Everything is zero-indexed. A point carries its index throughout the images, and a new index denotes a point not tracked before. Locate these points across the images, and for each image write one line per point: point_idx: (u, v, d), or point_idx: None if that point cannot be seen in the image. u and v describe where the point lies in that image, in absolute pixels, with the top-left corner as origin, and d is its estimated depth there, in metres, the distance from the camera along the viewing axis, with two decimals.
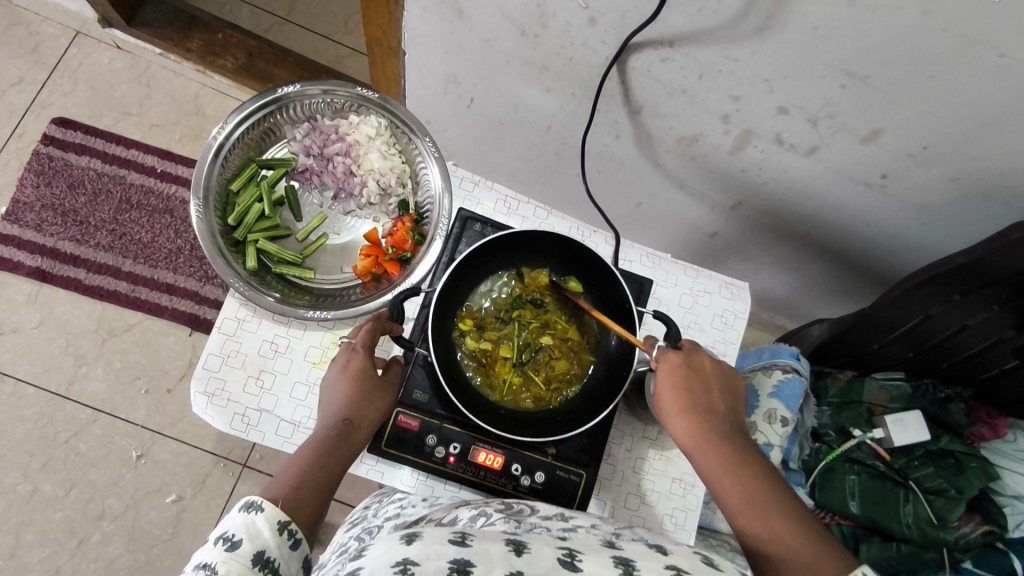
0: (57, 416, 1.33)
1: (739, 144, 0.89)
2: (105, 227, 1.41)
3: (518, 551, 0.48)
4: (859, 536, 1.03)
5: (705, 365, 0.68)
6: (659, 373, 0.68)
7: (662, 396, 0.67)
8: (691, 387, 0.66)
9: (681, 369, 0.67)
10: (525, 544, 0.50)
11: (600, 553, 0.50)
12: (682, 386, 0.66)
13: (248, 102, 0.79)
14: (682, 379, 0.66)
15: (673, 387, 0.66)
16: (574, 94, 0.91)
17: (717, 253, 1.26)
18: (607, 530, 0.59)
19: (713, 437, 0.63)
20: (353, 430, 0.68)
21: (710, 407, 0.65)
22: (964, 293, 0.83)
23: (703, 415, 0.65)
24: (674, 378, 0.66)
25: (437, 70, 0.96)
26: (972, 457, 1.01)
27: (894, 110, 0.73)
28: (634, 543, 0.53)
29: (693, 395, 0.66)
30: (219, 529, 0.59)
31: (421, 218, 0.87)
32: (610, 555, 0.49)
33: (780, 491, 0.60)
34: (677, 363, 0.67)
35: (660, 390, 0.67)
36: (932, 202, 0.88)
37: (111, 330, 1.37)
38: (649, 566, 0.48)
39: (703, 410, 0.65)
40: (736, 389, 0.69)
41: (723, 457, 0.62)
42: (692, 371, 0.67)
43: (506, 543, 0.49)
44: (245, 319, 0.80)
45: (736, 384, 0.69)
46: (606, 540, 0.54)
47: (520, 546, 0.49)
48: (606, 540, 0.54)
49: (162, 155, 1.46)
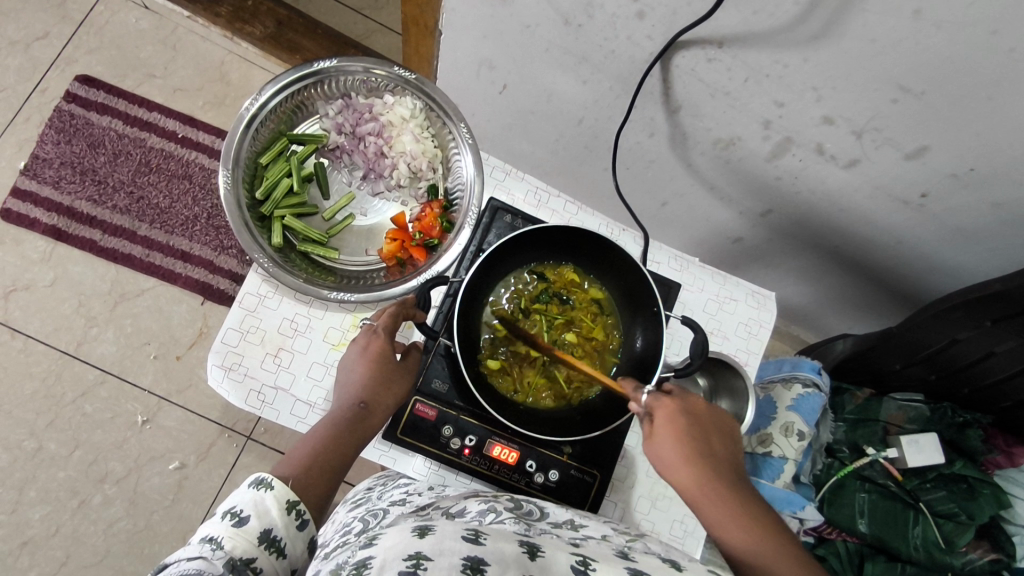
0: (65, 375, 1.33)
1: (777, 152, 0.87)
2: (123, 189, 1.40)
3: (531, 555, 0.46)
4: (865, 554, 1.03)
5: (699, 410, 0.65)
6: (655, 418, 0.64)
7: (658, 441, 0.63)
8: (692, 435, 0.62)
9: (677, 414, 0.63)
10: (540, 548, 0.48)
11: (614, 563, 0.49)
12: (681, 431, 0.62)
13: (284, 74, 0.77)
14: (681, 426, 0.63)
15: (671, 433, 0.62)
16: (612, 88, 0.88)
17: (739, 259, 1.24)
18: (620, 540, 0.57)
19: (718, 485, 0.60)
20: (369, 414, 0.67)
21: (711, 454, 0.62)
22: (996, 321, 0.82)
23: (707, 462, 0.61)
24: (671, 422, 0.63)
25: (472, 55, 0.94)
26: (985, 484, 1.00)
27: (945, 128, 0.71)
28: (647, 556, 0.52)
29: (693, 440, 0.62)
30: (227, 503, 0.58)
31: (449, 205, 0.85)
32: (625, 567, 0.48)
33: (789, 539, 0.57)
34: (676, 411, 0.64)
35: (655, 433, 0.64)
36: (972, 224, 0.86)
37: (124, 294, 1.37)
38: None
39: (702, 455, 0.61)
40: (731, 434, 0.66)
41: (728, 509, 0.59)
42: (689, 416, 0.64)
43: (519, 544, 0.48)
44: (266, 296, 0.79)
45: (729, 427, 0.66)
46: (620, 551, 0.53)
47: (534, 550, 0.48)
48: (621, 551, 0.52)
49: (184, 121, 1.44)
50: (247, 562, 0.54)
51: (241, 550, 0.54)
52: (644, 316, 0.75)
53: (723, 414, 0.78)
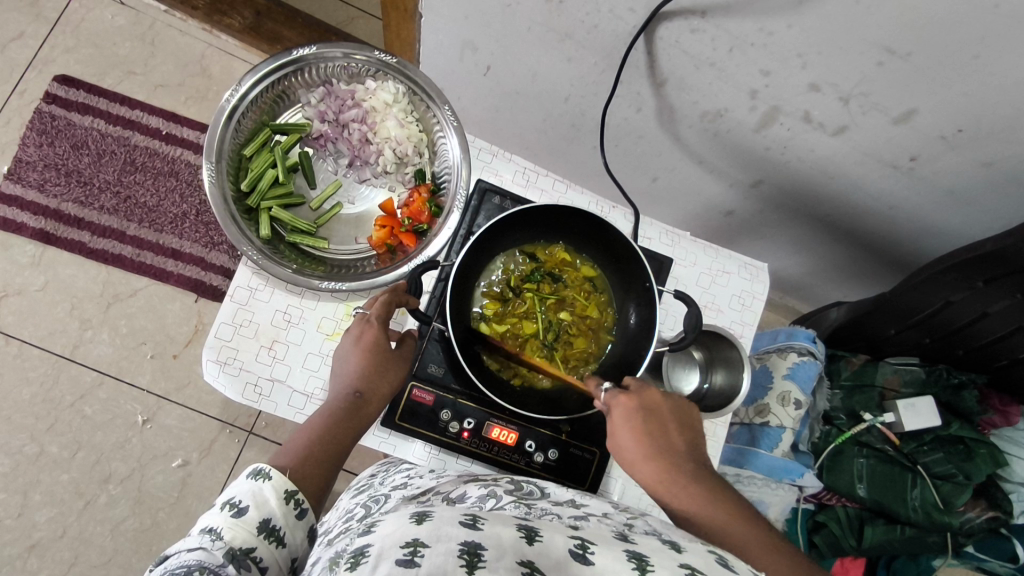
0: (63, 378, 1.33)
1: (765, 122, 0.87)
2: (109, 189, 1.38)
3: (529, 540, 0.47)
4: (865, 518, 1.05)
5: (657, 402, 0.65)
6: (614, 416, 0.64)
7: (620, 440, 0.64)
8: (650, 430, 0.63)
9: (634, 412, 0.64)
10: (537, 531, 0.49)
11: (613, 546, 0.49)
12: (640, 428, 0.63)
13: (263, 63, 0.76)
14: (639, 422, 0.63)
15: (630, 430, 0.63)
16: (596, 65, 0.88)
17: (731, 232, 1.24)
18: (618, 522, 0.58)
19: (678, 473, 0.61)
20: (364, 403, 0.68)
21: (670, 445, 0.63)
22: (989, 281, 0.82)
23: (665, 453, 0.62)
24: (630, 421, 0.63)
25: (454, 36, 0.93)
26: (982, 444, 1.01)
27: (932, 89, 0.71)
28: (648, 537, 0.52)
29: (653, 433, 0.63)
30: (224, 494, 0.58)
31: (437, 189, 0.84)
32: (625, 549, 0.48)
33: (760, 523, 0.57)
34: (633, 407, 0.64)
35: (616, 431, 0.64)
36: (963, 186, 0.85)
37: (117, 295, 1.36)
38: (662, 563, 0.47)
39: (664, 450, 0.62)
40: (691, 421, 0.66)
41: (689, 494, 0.59)
42: (645, 410, 0.64)
43: (517, 529, 0.48)
44: (258, 289, 0.78)
45: (690, 413, 0.67)
46: (619, 533, 0.53)
47: (531, 534, 0.48)
48: (619, 533, 0.53)
49: (168, 117, 1.42)
50: (247, 551, 0.54)
51: (241, 540, 0.54)
52: (637, 292, 0.75)
53: (719, 385, 0.79)
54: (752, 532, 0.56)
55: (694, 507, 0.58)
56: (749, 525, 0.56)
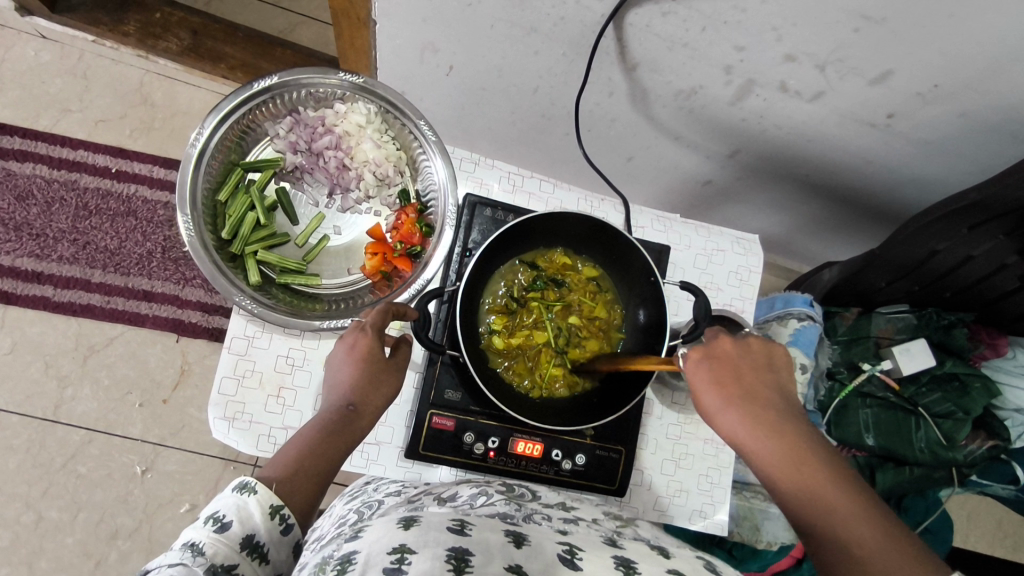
0: (50, 441, 1.27)
1: (741, 94, 0.86)
2: (65, 238, 1.31)
3: (518, 544, 0.51)
4: (874, 465, 1.09)
5: (729, 351, 0.63)
6: (691, 374, 0.62)
7: (701, 395, 0.62)
8: (727, 379, 0.61)
9: (711, 366, 0.62)
10: (525, 536, 0.54)
11: (601, 552, 0.54)
12: (719, 381, 0.61)
13: (224, 102, 0.72)
14: (714, 372, 0.61)
15: (709, 383, 0.61)
16: (565, 55, 0.85)
17: (710, 200, 1.24)
18: (609, 527, 0.64)
19: (765, 418, 0.58)
20: (357, 416, 0.64)
21: (755, 390, 0.60)
22: (973, 227, 0.84)
23: (748, 400, 0.60)
24: (707, 375, 0.61)
25: (412, 40, 0.88)
26: (976, 377, 1.05)
27: (907, 51, 0.71)
28: (636, 543, 0.58)
29: (730, 382, 0.61)
30: (209, 507, 0.56)
31: (425, 208, 0.82)
32: (612, 556, 0.53)
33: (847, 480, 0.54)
34: (705, 361, 0.62)
35: (697, 388, 0.62)
36: (939, 137, 0.87)
37: (92, 346, 1.30)
38: (649, 568, 0.52)
39: (746, 399, 0.60)
40: (774, 362, 0.63)
41: (774, 438, 0.57)
42: (720, 363, 0.62)
43: (506, 535, 0.53)
44: (255, 336, 0.75)
45: (773, 356, 0.64)
46: (609, 539, 0.59)
47: (519, 539, 0.53)
48: (609, 538, 0.59)
49: (114, 153, 1.34)
50: (228, 568, 0.53)
51: (222, 556, 0.53)
52: (641, 287, 0.74)
53: None
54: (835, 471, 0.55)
55: (770, 452, 0.57)
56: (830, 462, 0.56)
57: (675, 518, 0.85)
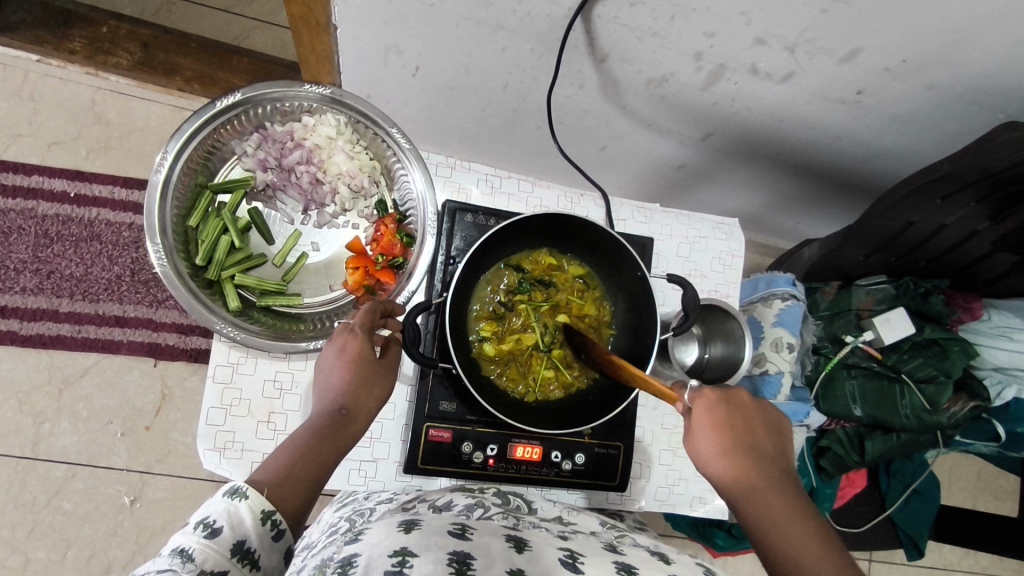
0: (30, 479, 1.23)
1: (712, 79, 0.86)
2: (27, 268, 1.25)
3: (518, 550, 0.51)
4: (863, 433, 1.12)
5: (743, 401, 0.60)
6: (695, 414, 0.58)
7: (698, 439, 0.58)
8: (730, 424, 0.58)
9: (719, 406, 0.59)
10: (526, 541, 0.54)
11: (602, 556, 0.55)
12: (721, 423, 0.58)
13: (187, 124, 0.70)
14: (723, 418, 0.58)
15: (714, 428, 0.58)
16: (533, 50, 0.84)
17: (685, 183, 1.24)
18: (607, 536, 0.65)
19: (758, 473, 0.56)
20: (349, 421, 0.61)
21: (756, 448, 0.58)
22: (946, 197, 0.85)
23: (749, 454, 0.57)
24: (711, 414, 0.58)
25: (375, 43, 0.86)
26: (954, 341, 1.08)
27: (875, 28, 0.71)
28: (636, 550, 0.59)
29: (737, 433, 0.58)
30: (199, 511, 0.54)
31: (404, 218, 0.80)
32: (613, 561, 0.54)
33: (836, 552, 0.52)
34: (715, 401, 0.59)
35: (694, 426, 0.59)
36: (907, 110, 0.87)
37: (66, 378, 1.26)
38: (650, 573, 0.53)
39: (744, 449, 0.57)
40: (778, 429, 0.61)
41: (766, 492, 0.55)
42: (728, 407, 0.59)
43: (507, 539, 0.53)
44: (239, 362, 0.73)
45: (777, 422, 0.62)
46: (609, 544, 0.60)
47: (520, 543, 0.53)
48: (609, 544, 0.59)
49: (71, 177, 1.29)
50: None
51: (212, 563, 0.50)
52: (627, 283, 0.74)
53: (718, 356, 0.80)
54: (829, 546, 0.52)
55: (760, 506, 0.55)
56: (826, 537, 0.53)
57: (677, 506, 0.85)
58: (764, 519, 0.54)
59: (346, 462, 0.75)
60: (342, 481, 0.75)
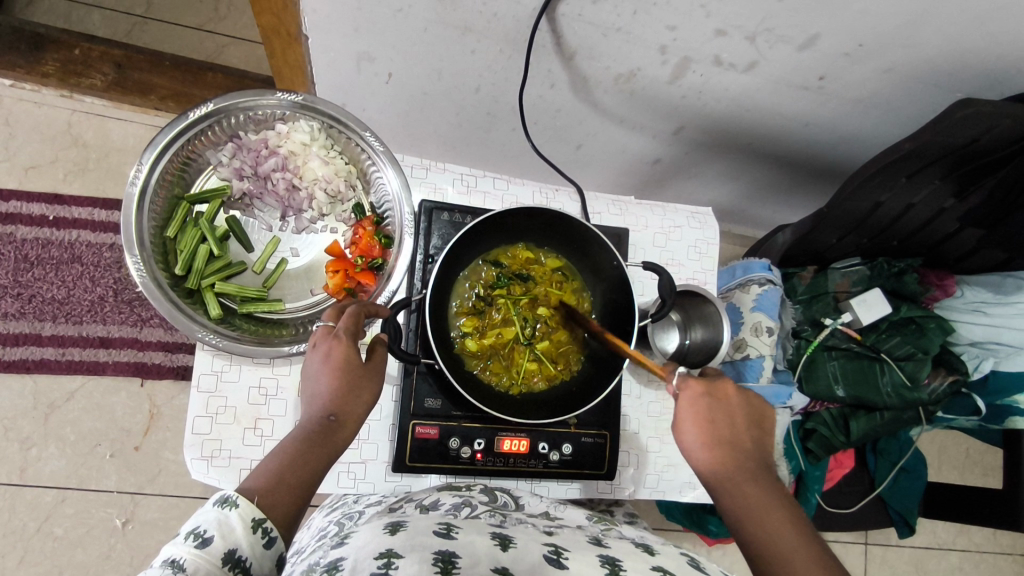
0: (19, 506, 1.22)
1: (678, 72, 0.88)
2: (7, 293, 1.24)
3: (504, 547, 0.52)
4: (847, 414, 1.14)
5: (729, 394, 0.61)
6: (680, 405, 0.60)
7: (682, 430, 0.60)
8: (714, 417, 0.60)
9: (705, 399, 0.60)
10: (512, 539, 0.55)
11: (587, 551, 0.55)
12: (705, 417, 0.59)
13: (159, 136, 0.71)
14: (706, 410, 0.60)
15: (696, 420, 0.59)
16: (503, 51, 0.85)
17: (661, 177, 1.26)
18: (594, 530, 0.66)
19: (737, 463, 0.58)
20: (339, 426, 0.59)
21: (737, 441, 0.59)
22: (911, 175, 0.87)
23: (729, 446, 0.59)
24: (695, 408, 0.60)
25: (347, 51, 0.87)
26: (930, 318, 1.10)
27: (829, 14, 0.73)
28: (621, 543, 0.60)
29: (718, 426, 0.59)
30: (190, 522, 0.52)
31: (381, 219, 0.82)
32: (598, 555, 0.55)
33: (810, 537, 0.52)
34: (701, 394, 0.60)
35: (681, 418, 0.60)
36: (869, 94, 0.90)
37: (52, 403, 1.25)
38: (634, 566, 0.53)
39: (725, 442, 0.59)
40: (762, 423, 0.62)
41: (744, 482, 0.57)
42: (714, 400, 0.60)
43: (492, 538, 0.54)
44: (223, 371, 0.74)
45: (764, 416, 0.63)
46: (595, 538, 0.61)
47: (506, 541, 0.54)
48: (595, 538, 0.60)
49: (50, 200, 1.28)
50: None
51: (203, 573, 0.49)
52: (604, 272, 0.75)
53: (699, 341, 0.82)
54: (803, 535, 0.52)
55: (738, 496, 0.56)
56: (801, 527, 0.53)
57: (666, 493, 0.87)
58: (739, 506, 0.56)
59: (336, 466, 0.75)
60: (332, 485, 0.75)
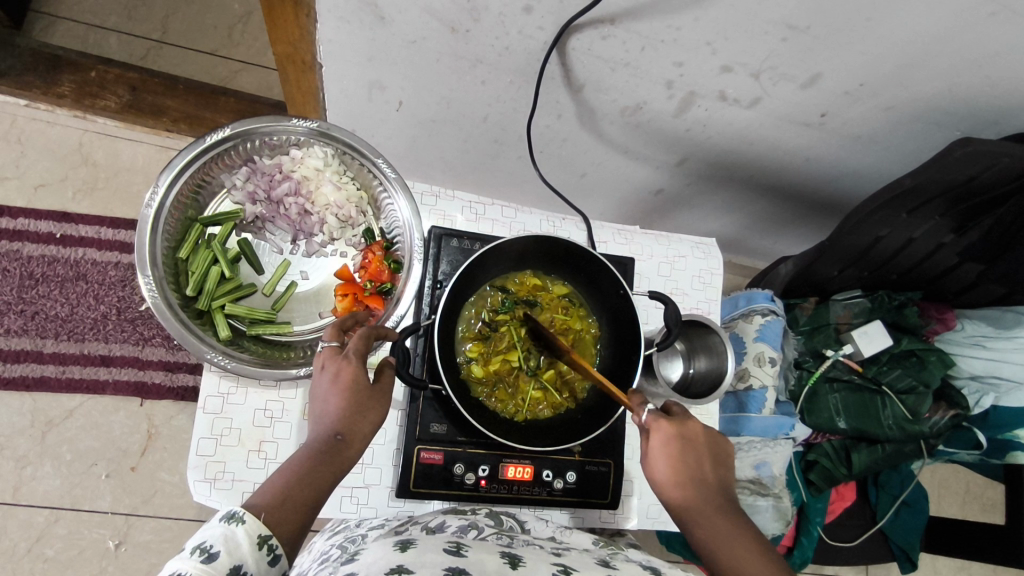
0: (11, 526, 1.20)
1: (683, 106, 0.90)
2: (12, 310, 1.24)
3: (512, 564, 0.52)
4: (849, 446, 1.15)
5: (698, 432, 0.61)
6: (652, 441, 0.60)
7: (654, 468, 0.60)
8: (684, 456, 0.60)
9: (676, 437, 0.60)
10: (520, 558, 0.54)
11: (593, 570, 0.56)
12: (676, 455, 0.60)
13: (175, 160, 0.72)
14: (676, 449, 0.60)
15: (667, 458, 0.60)
16: (512, 83, 0.87)
17: (664, 207, 1.28)
18: (600, 552, 0.65)
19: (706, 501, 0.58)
20: (345, 446, 0.59)
21: (705, 479, 0.60)
22: (912, 211, 0.89)
23: (698, 483, 0.59)
24: (667, 446, 0.60)
25: (360, 79, 0.89)
26: (931, 351, 1.11)
27: (831, 55, 0.76)
28: (626, 564, 0.60)
29: (688, 464, 0.60)
30: (195, 537, 0.50)
31: (390, 244, 0.83)
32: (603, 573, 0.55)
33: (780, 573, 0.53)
34: (672, 432, 0.60)
35: (651, 455, 0.61)
36: (868, 131, 0.92)
37: (50, 421, 1.24)
38: None
39: (694, 480, 0.59)
40: (728, 459, 0.62)
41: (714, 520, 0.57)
42: (683, 439, 0.60)
43: (500, 557, 0.54)
44: (229, 393, 0.74)
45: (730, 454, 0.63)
46: (600, 559, 0.60)
47: (514, 560, 0.54)
48: (602, 560, 0.60)
49: (58, 218, 1.29)
50: None
51: None
52: (611, 300, 0.76)
53: (704, 370, 0.82)
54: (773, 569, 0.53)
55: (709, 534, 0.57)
56: (772, 561, 0.54)
57: (670, 523, 0.86)
58: (711, 543, 0.56)
59: (338, 490, 0.75)
60: (334, 509, 0.75)
